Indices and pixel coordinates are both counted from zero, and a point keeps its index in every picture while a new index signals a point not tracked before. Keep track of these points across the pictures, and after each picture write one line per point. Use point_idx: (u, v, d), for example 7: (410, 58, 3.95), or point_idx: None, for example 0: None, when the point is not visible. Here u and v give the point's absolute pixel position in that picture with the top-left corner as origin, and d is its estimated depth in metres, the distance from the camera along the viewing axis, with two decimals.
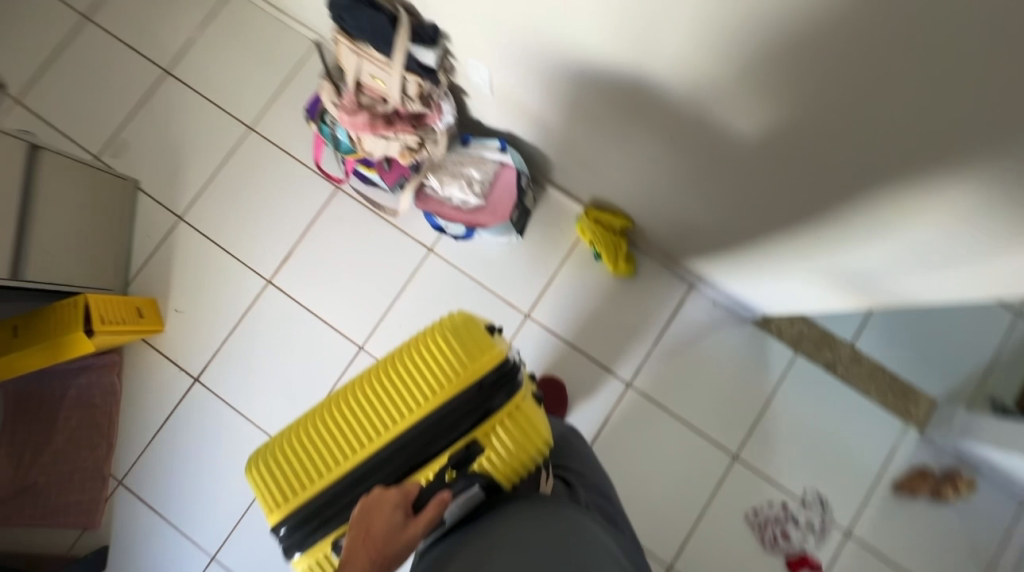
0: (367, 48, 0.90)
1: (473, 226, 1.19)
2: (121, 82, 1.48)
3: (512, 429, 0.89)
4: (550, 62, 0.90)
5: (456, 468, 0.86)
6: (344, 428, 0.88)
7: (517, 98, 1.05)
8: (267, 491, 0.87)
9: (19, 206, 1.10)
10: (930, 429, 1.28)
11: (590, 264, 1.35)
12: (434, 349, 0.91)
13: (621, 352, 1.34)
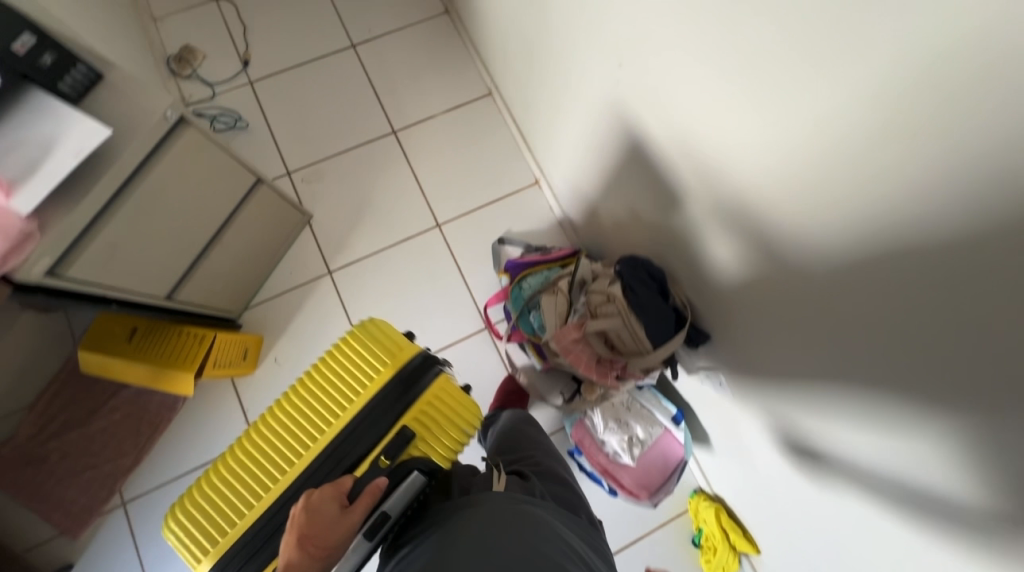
0: (638, 326, 0.87)
1: (615, 483, 1.09)
2: (350, 118, 1.49)
3: (436, 413, 0.79)
4: (809, 440, 0.82)
5: (389, 456, 0.75)
6: (264, 454, 0.77)
7: (737, 415, 0.97)
8: (196, 544, 0.73)
9: (213, 231, 1.05)
10: None
11: (685, 545, 1.23)
12: (337, 361, 0.81)
13: None
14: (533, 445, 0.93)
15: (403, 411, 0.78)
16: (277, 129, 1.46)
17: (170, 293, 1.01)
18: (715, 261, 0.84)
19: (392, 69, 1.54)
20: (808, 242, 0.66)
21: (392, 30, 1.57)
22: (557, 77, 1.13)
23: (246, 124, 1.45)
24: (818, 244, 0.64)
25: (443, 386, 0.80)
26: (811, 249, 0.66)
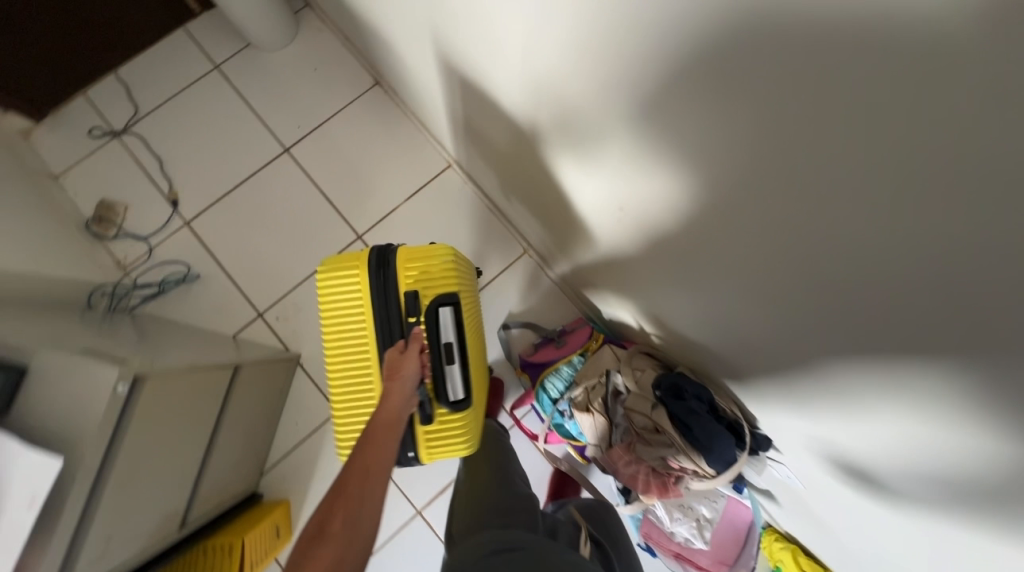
0: (697, 455, 0.81)
1: (693, 568, 1.06)
2: (307, 233, 1.35)
3: (420, 276, 0.87)
4: (906, 555, 0.74)
5: (415, 315, 0.86)
6: (349, 387, 0.89)
7: (811, 508, 0.89)
8: None
9: (206, 440, 0.96)
10: None
11: None
12: (330, 300, 0.87)
13: None
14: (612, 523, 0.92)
15: (397, 286, 0.86)
16: (233, 269, 1.32)
17: (184, 521, 0.93)
18: (758, 379, 0.76)
19: (336, 164, 1.39)
20: (868, 413, 0.59)
21: (323, 120, 1.40)
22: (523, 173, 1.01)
23: (199, 273, 1.31)
24: (880, 418, 0.58)
25: (406, 258, 0.87)
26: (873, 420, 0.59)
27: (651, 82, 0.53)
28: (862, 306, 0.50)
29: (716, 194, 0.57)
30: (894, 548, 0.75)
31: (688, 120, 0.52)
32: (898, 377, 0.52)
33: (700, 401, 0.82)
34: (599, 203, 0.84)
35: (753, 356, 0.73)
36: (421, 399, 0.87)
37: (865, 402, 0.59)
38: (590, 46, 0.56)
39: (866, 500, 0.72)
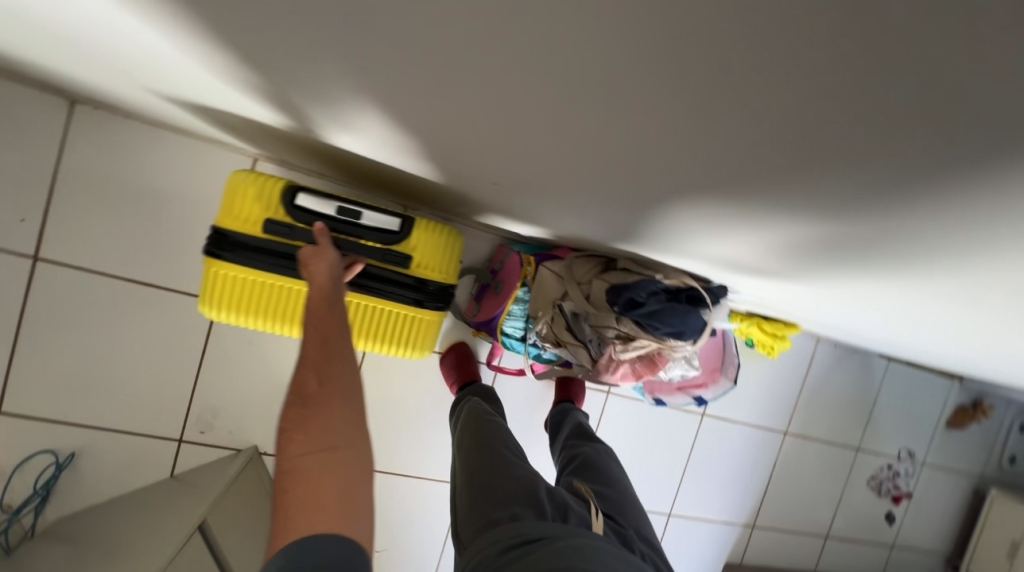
0: (675, 340, 0.81)
1: (695, 391, 1.19)
2: (160, 335, 1.07)
3: (249, 205, 0.67)
4: (840, 312, 0.86)
5: (292, 227, 0.67)
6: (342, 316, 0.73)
7: (758, 303, 0.99)
8: (425, 325, 0.76)
9: None
10: (967, 378, 1.71)
11: (745, 353, 1.45)
12: (237, 304, 0.69)
13: (778, 411, 1.54)
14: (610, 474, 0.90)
15: (247, 230, 0.67)
16: (108, 422, 1.06)
17: None
18: (689, 260, 0.73)
19: (115, 239, 1.02)
20: (810, 270, 0.61)
21: (50, 196, 0.98)
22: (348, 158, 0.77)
23: (73, 449, 1.05)
24: (822, 271, 0.59)
25: (227, 216, 0.67)
26: (814, 272, 0.61)
27: (449, 49, 0.34)
28: (795, 202, 0.42)
29: (593, 143, 0.44)
30: (841, 313, 0.87)
31: (532, 90, 0.36)
32: (833, 245, 0.50)
33: (658, 293, 0.80)
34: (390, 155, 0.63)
35: (686, 253, 0.70)
36: (380, 257, 0.70)
37: (806, 265, 0.59)
38: (332, 26, 0.34)
39: (816, 301, 0.80)
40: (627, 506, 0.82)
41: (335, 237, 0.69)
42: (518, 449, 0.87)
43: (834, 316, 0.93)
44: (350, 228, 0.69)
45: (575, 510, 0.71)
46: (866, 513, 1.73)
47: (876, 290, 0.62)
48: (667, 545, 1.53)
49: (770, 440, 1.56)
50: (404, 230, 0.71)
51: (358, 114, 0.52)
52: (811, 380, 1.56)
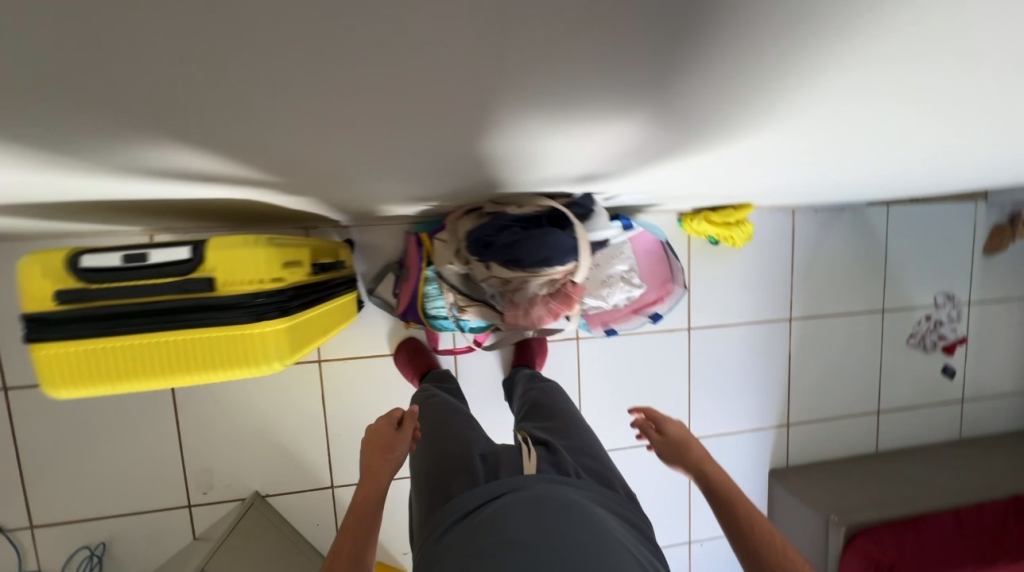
0: (547, 268, 0.75)
1: (647, 309, 1.12)
2: (137, 418, 1.15)
3: (26, 285, 0.56)
4: (726, 166, 0.78)
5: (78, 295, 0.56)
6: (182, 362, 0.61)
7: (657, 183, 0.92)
8: (283, 338, 0.66)
9: None
10: (992, 194, 1.49)
11: (711, 252, 1.35)
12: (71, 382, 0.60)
13: (773, 300, 1.42)
14: (551, 410, 1.04)
15: (35, 313, 0.56)
16: (124, 508, 1.17)
17: None
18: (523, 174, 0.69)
19: None
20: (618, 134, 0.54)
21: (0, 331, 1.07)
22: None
23: (104, 539, 1.16)
24: (627, 131, 0.53)
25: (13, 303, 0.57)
26: (625, 136, 0.55)
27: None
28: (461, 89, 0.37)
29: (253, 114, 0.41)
30: (739, 166, 0.78)
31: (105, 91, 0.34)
32: (568, 107, 0.45)
33: (512, 228, 0.72)
34: (170, 182, 0.62)
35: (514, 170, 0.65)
36: (186, 291, 0.58)
37: (606, 130, 0.53)
38: None
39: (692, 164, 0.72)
40: (564, 435, 0.96)
41: (128, 290, 0.57)
42: (464, 421, 1.00)
43: (743, 169, 0.84)
44: (140, 273, 0.57)
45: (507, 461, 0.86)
46: (920, 376, 1.56)
47: (705, 133, 0.55)
48: None
49: (776, 332, 1.44)
50: (199, 253, 0.59)
51: (84, 169, 0.52)
52: (800, 254, 1.42)
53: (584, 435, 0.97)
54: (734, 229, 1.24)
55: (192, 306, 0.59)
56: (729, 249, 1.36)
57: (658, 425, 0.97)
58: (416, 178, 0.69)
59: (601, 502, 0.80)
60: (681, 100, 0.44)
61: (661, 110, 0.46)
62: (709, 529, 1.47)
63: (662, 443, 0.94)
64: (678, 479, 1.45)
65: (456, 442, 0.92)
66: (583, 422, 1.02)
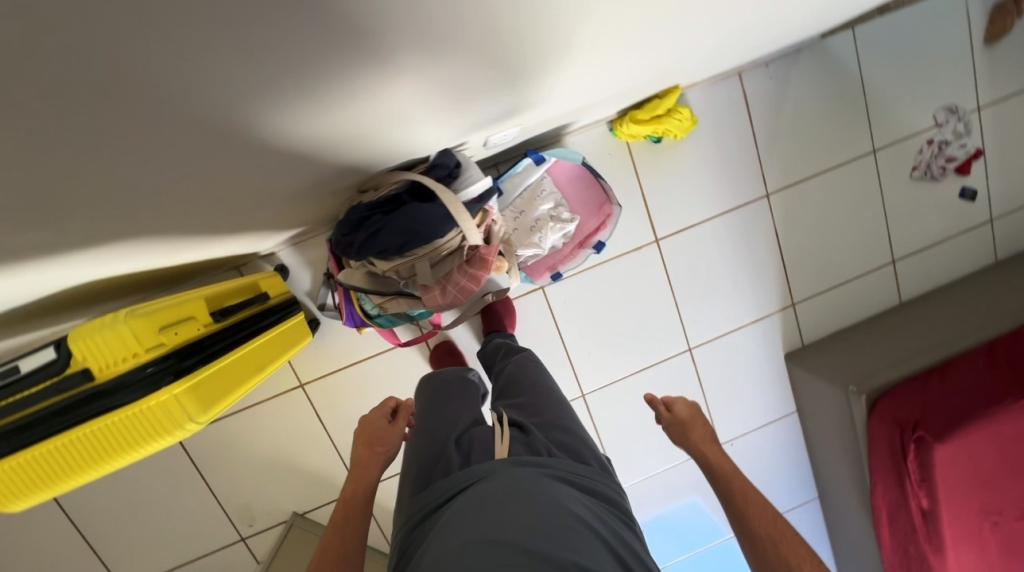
0: (427, 243, 0.79)
1: (591, 240, 1.04)
2: (167, 479, 1.25)
3: None
4: (596, 70, 0.67)
5: None
6: (100, 447, 0.62)
7: (545, 112, 0.82)
8: (194, 394, 0.67)
9: None
10: None
11: (656, 153, 1.23)
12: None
13: (743, 180, 1.29)
14: (528, 383, 0.93)
15: None
16: (192, 555, 1.30)
17: None
18: (363, 157, 0.63)
19: None
20: (416, 92, 0.49)
21: None
22: (79, 300, 0.78)
23: None
24: (421, 86, 0.48)
25: None
26: (424, 90, 0.49)
27: None
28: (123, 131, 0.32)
29: None
30: (611, 64, 0.68)
31: None
32: (301, 94, 0.38)
33: (373, 215, 0.76)
34: (17, 296, 0.61)
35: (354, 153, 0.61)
36: (69, 386, 0.58)
37: (396, 95, 0.47)
38: None
39: (552, 85, 0.64)
40: (543, 409, 0.85)
41: (14, 404, 0.58)
42: (450, 404, 0.89)
43: (627, 62, 0.73)
44: (20, 386, 0.58)
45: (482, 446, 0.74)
46: (935, 209, 1.39)
47: (509, 51, 0.48)
48: (710, 375, 1.41)
49: (755, 213, 1.32)
50: (64, 350, 0.59)
51: None
52: (760, 121, 1.26)
53: (562, 410, 0.87)
54: (665, 122, 1.12)
55: (82, 398, 0.59)
56: (676, 143, 1.23)
57: (669, 404, 0.88)
58: (259, 201, 0.64)
59: (579, 482, 0.69)
60: (419, 37, 0.38)
61: (414, 54, 0.40)
62: (735, 428, 1.46)
63: (671, 423, 0.86)
64: (691, 390, 1.42)
65: (440, 431, 0.82)
66: (562, 395, 0.91)
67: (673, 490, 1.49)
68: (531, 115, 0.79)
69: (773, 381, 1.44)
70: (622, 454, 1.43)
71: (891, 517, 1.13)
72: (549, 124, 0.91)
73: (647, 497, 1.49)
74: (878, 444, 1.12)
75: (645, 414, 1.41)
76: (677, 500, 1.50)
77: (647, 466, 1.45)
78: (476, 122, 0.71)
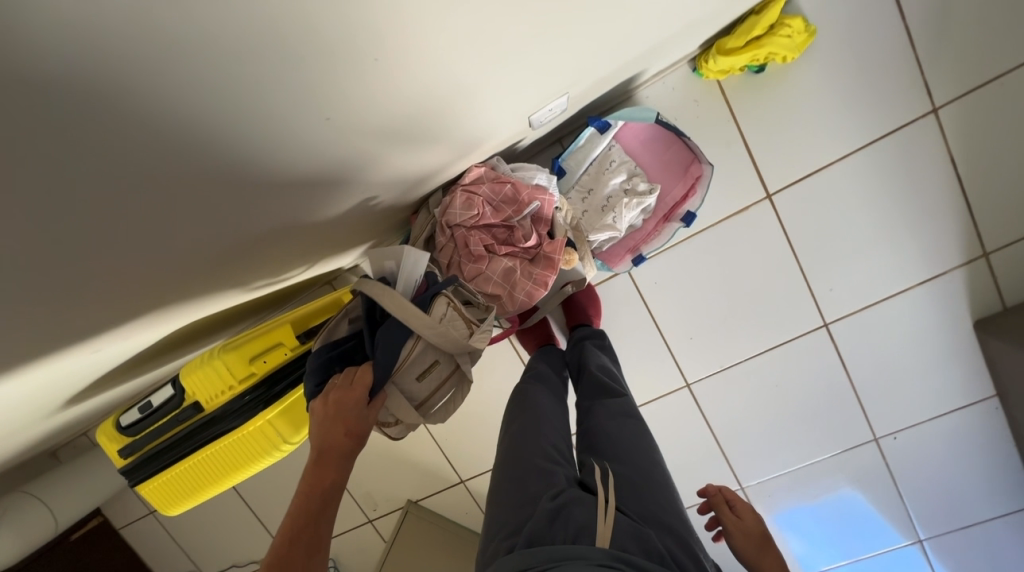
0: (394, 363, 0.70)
1: (677, 212, 0.87)
2: None
3: (110, 449, 0.72)
4: None
5: (136, 443, 0.70)
6: (226, 462, 0.71)
7: (596, 64, 0.68)
8: (288, 415, 0.72)
9: None
10: None
11: (759, 86, 0.98)
12: (172, 497, 0.74)
13: (893, 97, 0.96)
14: (629, 428, 0.78)
15: (123, 465, 0.71)
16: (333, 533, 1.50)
17: None
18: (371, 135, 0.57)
19: None
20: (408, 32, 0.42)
21: None
22: (202, 331, 0.89)
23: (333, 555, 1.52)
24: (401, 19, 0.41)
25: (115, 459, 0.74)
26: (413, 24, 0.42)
27: None
28: None
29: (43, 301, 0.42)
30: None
31: None
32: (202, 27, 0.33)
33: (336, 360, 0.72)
34: (146, 340, 0.71)
35: (379, 131, 0.57)
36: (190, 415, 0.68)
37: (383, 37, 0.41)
38: None
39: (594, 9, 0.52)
40: (651, 484, 0.69)
41: (157, 430, 0.69)
42: (543, 440, 0.74)
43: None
44: (158, 415, 0.69)
45: (582, 520, 0.60)
46: None
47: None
48: (859, 355, 1.13)
49: (918, 139, 0.98)
50: (178, 386, 0.68)
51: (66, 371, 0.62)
52: (919, 9, 0.91)
53: (670, 484, 0.71)
54: (766, 44, 0.87)
55: (203, 422, 0.68)
56: (787, 69, 0.96)
57: (733, 506, 0.76)
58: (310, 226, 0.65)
59: None
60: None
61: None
62: (897, 419, 1.16)
63: (739, 529, 0.72)
64: (831, 375, 1.15)
65: (533, 477, 0.68)
66: (667, 468, 0.74)
67: (814, 491, 1.26)
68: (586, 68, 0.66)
69: (957, 358, 1.09)
70: (743, 449, 1.25)
71: None
72: (608, 78, 0.76)
73: (780, 497, 1.28)
74: None
75: (770, 403, 1.20)
76: (819, 501, 1.27)
77: (777, 462, 1.24)
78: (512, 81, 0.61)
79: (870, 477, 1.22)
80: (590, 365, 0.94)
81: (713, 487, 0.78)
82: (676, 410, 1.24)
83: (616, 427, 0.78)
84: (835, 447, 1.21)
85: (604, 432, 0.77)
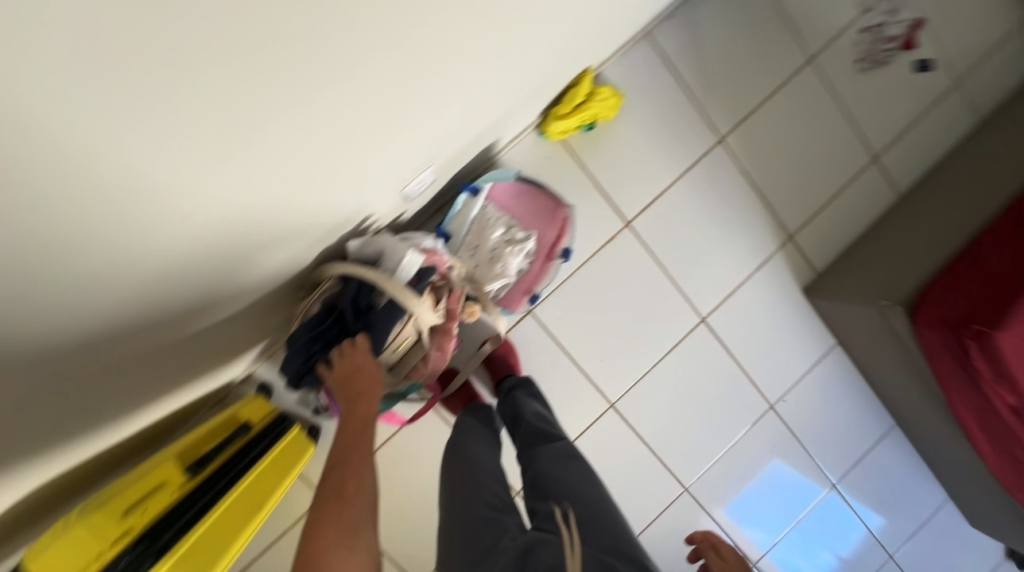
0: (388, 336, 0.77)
1: (555, 252, 0.98)
2: None
3: None
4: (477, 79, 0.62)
5: None
6: None
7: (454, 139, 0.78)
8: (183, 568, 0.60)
9: None
10: None
11: (595, 140, 1.18)
12: None
13: (692, 134, 1.23)
14: (574, 467, 0.79)
15: None
16: None
17: None
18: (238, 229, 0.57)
19: None
20: (253, 130, 0.45)
21: None
22: (46, 504, 0.71)
23: None
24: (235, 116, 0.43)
25: None
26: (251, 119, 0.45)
27: None
28: None
29: None
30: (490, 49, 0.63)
31: None
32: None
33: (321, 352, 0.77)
34: None
35: (243, 222, 0.56)
36: None
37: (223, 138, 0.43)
38: None
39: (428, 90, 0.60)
40: (603, 515, 0.70)
41: None
42: (490, 493, 0.73)
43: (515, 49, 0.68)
44: None
45: (548, 562, 0.59)
46: (893, 95, 1.32)
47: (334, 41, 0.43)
48: (736, 338, 1.32)
49: (718, 161, 1.25)
50: None
51: None
52: (687, 72, 1.21)
53: (620, 517, 0.73)
54: (589, 107, 1.08)
55: None
56: (611, 123, 1.18)
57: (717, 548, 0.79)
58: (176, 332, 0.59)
59: None
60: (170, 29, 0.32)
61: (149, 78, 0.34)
62: (781, 384, 1.35)
63: (723, 568, 0.77)
64: (723, 360, 1.32)
65: (488, 531, 0.66)
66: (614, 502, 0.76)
67: (744, 470, 1.37)
68: (442, 146, 0.74)
69: (803, 321, 1.34)
70: (677, 452, 1.33)
71: (986, 427, 1.04)
72: (467, 149, 0.87)
73: (721, 487, 1.36)
74: (936, 351, 1.02)
75: (685, 400, 1.32)
76: (752, 478, 1.38)
77: (707, 454, 1.35)
78: (375, 159, 0.66)
79: (780, 442, 1.38)
80: (525, 410, 0.96)
81: (698, 535, 0.81)
82: (611, 433, 1.29)
83: (561, 466, 0.79)
84: (746, 424, 1.35)
85: (551, 474, 0.78)
